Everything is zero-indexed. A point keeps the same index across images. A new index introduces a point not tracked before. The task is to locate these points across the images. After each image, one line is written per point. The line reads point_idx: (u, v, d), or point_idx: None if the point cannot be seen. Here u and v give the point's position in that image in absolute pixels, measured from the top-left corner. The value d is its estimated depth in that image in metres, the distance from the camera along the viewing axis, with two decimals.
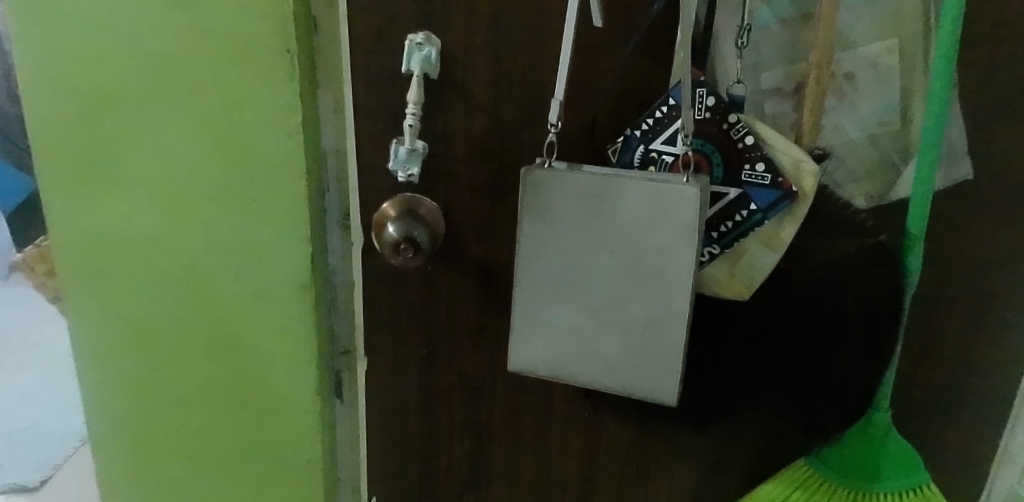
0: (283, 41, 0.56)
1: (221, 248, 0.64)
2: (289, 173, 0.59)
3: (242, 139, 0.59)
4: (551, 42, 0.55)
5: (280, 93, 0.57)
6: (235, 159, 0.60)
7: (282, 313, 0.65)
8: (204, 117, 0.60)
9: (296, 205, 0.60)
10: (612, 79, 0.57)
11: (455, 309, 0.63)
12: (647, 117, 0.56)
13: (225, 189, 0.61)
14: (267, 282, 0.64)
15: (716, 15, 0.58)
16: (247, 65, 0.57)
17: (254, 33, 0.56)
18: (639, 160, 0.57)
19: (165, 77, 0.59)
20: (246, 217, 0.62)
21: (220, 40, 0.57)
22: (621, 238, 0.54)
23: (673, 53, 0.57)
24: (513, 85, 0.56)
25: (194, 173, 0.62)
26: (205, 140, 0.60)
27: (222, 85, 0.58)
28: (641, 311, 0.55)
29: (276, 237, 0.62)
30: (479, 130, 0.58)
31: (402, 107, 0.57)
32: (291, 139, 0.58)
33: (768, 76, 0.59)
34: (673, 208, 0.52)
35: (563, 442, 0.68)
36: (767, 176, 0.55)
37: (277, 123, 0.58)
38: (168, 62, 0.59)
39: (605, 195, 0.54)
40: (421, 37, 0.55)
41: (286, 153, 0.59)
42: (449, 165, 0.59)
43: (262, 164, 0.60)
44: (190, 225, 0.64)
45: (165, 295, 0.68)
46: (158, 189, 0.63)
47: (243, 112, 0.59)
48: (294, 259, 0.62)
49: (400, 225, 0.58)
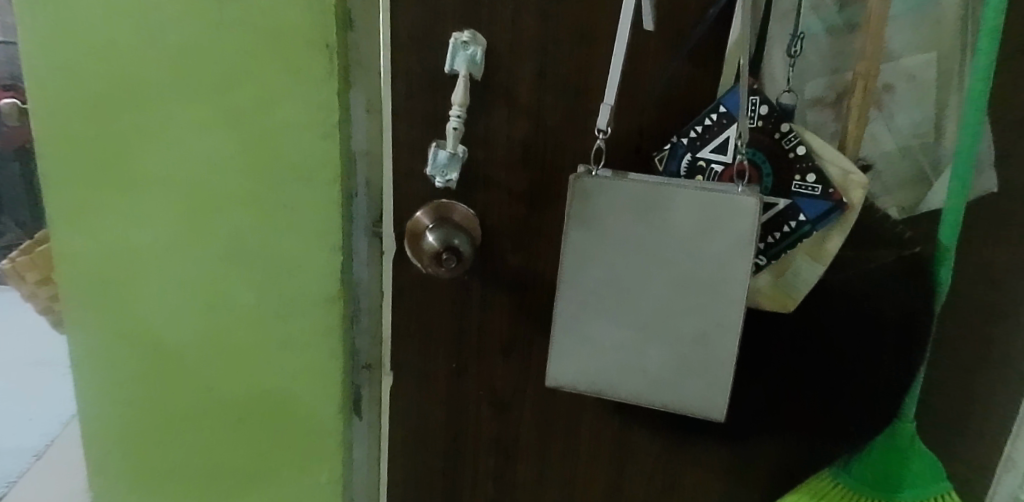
0: (321, 35, 0.52)
1: (243, 257, 0.59)
2: (320, 177, 0.56)
3: (271, 140, 0.55)
4: (603, 45, 0.53)
5: (314, 91, 0.54)
6: (261, 161, 0.56)
7: (306, 327, 0.61)
8: (231, 118, 0.55)
9: (326, 211, 0.56)
10: (660, 85, 0.56)
11: (487, 320, 0.60)
12: (695, 125, 0.55)
13: (250, 193, 0.57)
14: (291, 293, 0.60)
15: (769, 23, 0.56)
16: (280, 60, 0.53)
17: (290, 26, 0.52)
18: (686, 169, 0.55)
19: (188, 72, 0.55)
20: (270, 225, 0.58)
21: (252, 33, 0.53)
22: (671, 249, 0.53)
23: (723, 59, 0.55)
24: (560, 89, 0.54)
25: (217, 176, 0.57)
26: (230, 140, 0.56)
27: (252, 81, 0.54)
28: (691, 324, 0.54)
29: (303, 245, 0.58)
30: (522, 136, 0.55)
31: (443, 109, 0.54)
32: (325, 140, 0.55)
33: (812, 85, 0.58)
34: (728, 218, 0.52)
35: (587, 458, 0.66)
36: (817, 187, 0.54)
37: (311, 124, 0.54)
38: (191, 54, 0.54)
39: (654, 204, 0.53)
40: (467, 35, 0.52)
41: (319, 157, 0.55)
42: (488, 171, 0.56)
43: (291, 168, 0.56)
44: (207, 232, 0.59)
45: (176, 308, 0.63)
46: (172, 192, 0.59)
47: (274, 111, 0.55)
48: (321, 268, 0.58)
49: (439, 233, 0.55)
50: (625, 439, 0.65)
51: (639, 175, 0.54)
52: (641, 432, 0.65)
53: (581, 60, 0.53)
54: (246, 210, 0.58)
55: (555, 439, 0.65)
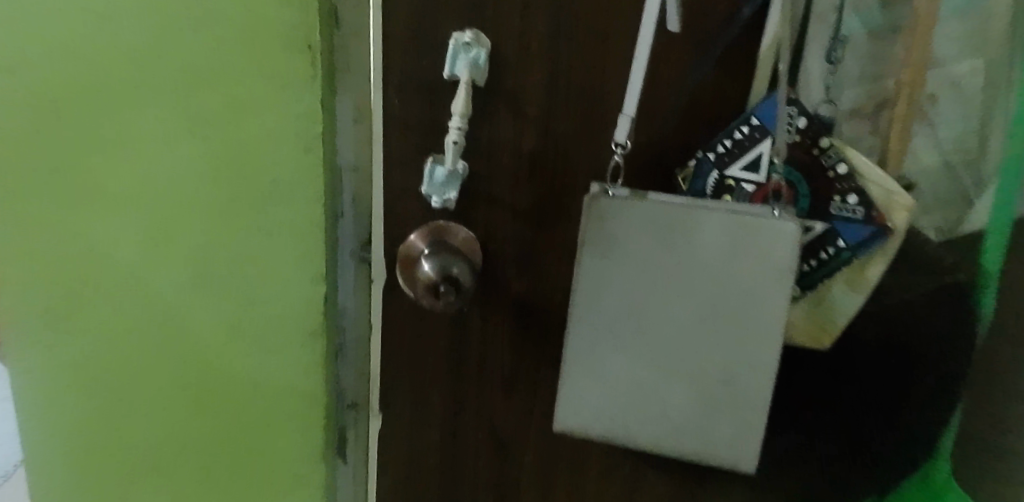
0: (304, 34, 0.46)
1: (215, 283, 0.53)
2: (303, 195, 0.50)
3: (248, 153, 0.50)
4: (624, 49, 0.47)
5: (296, 97, 0.48)
6: (236, 176, 0.50)
7: (286, 360, 0.55)
8: (201, 127, 0.49)
9: (309, 232, 0.51)
10: (686, 94, 0.50)
11: (488, 357, 0.53)
12: (724, 138, 0.49)
13: (223, 211, 0.51)
14: (268, 323, 0.54)
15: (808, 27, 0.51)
16: (257, 63, 0.47)
17: (267, 23, 0.46)
18: (712, 189, 0.49)
19: (153, 74, 0.49)
20: (244, 247, 0.52)
21: (227, 33, 0.47)
22: (697, 279, 0.47)
23: (756, 65, 0.50)
24: (574, 97, 0.48)
25: (187, 193, 0.51)
26: (201, 152, 0.50)
27: (226, 86, 0.48)
28: (719, 363, 0.48)
29: (283, 270, 0.52)
30: (529, 149, 0.49)
31: (441, 120, 0.47)
32: (308, 153, 0.49)
33: (847, 94, 0.52)
34: (763, 247, 0.46)
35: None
36: (859, 209, 0.49)
37: (293, 135, 0.49)
38: (155, 54, 0.48)
39: (679, 228, 0.47)
40: (469, 35, 0.45)
41: (300, 172, 0.50)
42: (491, 188, 0.49)
43: (269, 185, 0.50)
44: (173, 254, 0.53)
45: (139, 336, 0.56)
46: (135, 209, 0.52)
47: (251, 121, 0.49)
48: (303, 294, 0.53)
49: (436, 261, 0.48)
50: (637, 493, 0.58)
51: (660, 195, 0.48)
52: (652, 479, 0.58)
53: (600, 65, 0.47)
54: (219, 231, 0.52)
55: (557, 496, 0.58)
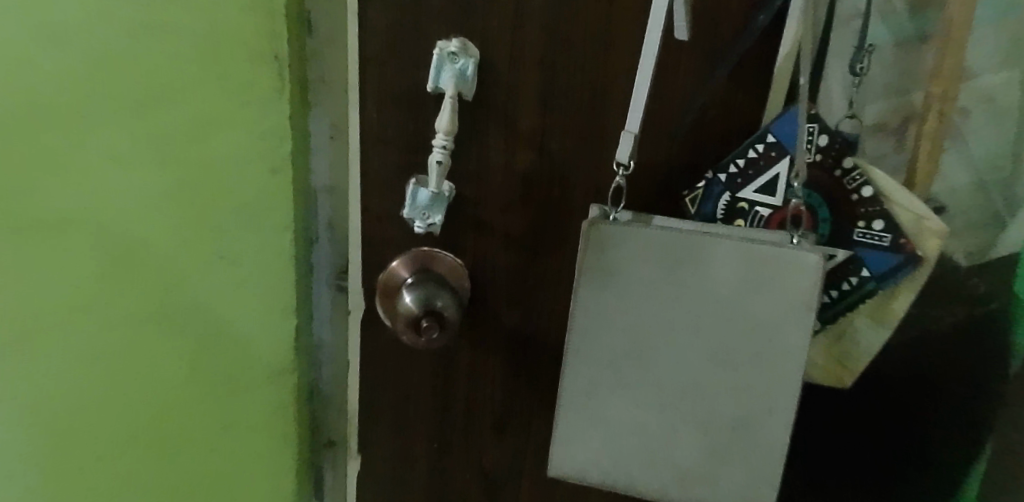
0: (267, 40, 0.39)
1: (160, 332, 0.45)
2: (266, 227, 0.42)
3: (199, 180, 0.41)
4: (627, 59, 0.42)
5: (259, 114, 0.40)
6: (186, 205, 0.42)
7: (251, 411, 0.47)
8: (139, 147, 0.41)
9: (276, 271, 0.43)
10: (693, 109, 0.45)
11: (476, 391, 0.49)
12: (736, 158, 0.45)
13: (170, 248, 0.43)
14: (230, 371, 0.46)
15: (829, 35, 0.46)
16: (211, 74, 0.39)
17: (223, 25, 0.38)
18: (723, 212, 0.45)
19: (80, 86, 0.40)
20: (198, 286, 0.44)
21: (171, 38, 0.39)
22: (707, 316, 0.43)
23: (772, 78, 0.45)
24: (572, 112, 0.43)
25: (121, 224, 0.42)
26: (140, 178, 0.41)
27: (174, 99, 0.40)
28: (731, 407, 0.43)
29: (245, 315, 0.44)
30: (522, 169, 0.44)
31: (425, 137, 0.43)
32: (273, 177, 0.41)
33: (871, 108, 0.47)
34: (780, 281, 0.41)
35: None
36: (885, 236, 0.44)
37: (255, 158, 0.41)
38: (83, 61, 0.39)
39: (687, 260, 0.42)
40: (455, 44, 0.41)
41: (265, 199, 0.42)
42: (480, 211, 0.45)
43: (226, 214, 0.42)
44: (109, 292, 0.44)
45: (64, 393, 0.46)
46: (56, 243, 0.43)
47: (205, 142, 0.41)
48: (270, 341, 0.45)
49: (418, 293, 0.43)
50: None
51: (667, 222, 0.43)
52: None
53: (601, 77, 0.42)
54: (167, 267, 0.43)
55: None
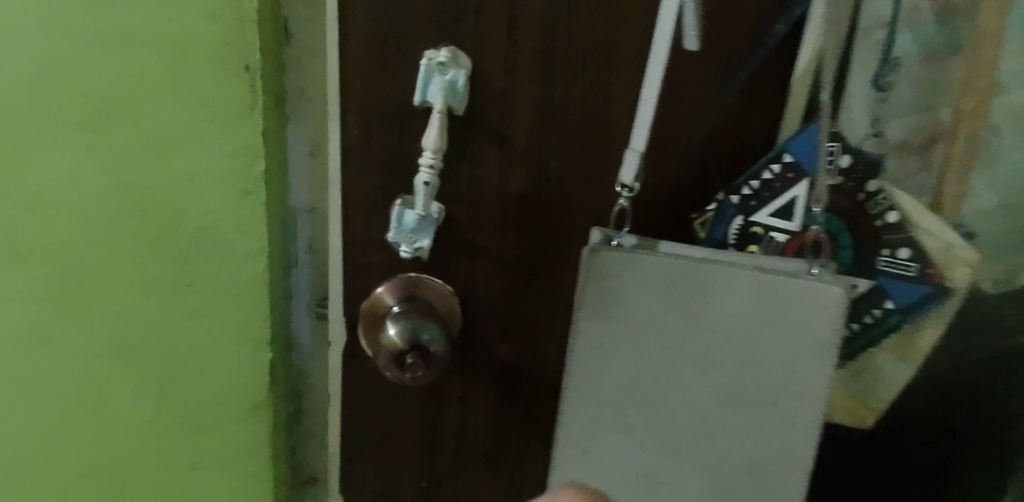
0: (237, 51, 0.35)
1: (122, 367, 0.41)
2: (238, 250, 0.39)
3: (164, 201, 0.38)
4: (631, 73, 0.39)
5: (229, 130, 0.37)
6: (149, 229, 0.38)
7: (222, 449, 0.43)
8: (96, 168, 0.37)
9: (248, 298, 0.40)
10: (704, 124, 0.42)
11: (467, 426, 0.45)
12: (750, 179, 0.41)
13: (131, 275, 0.39)
14: (198, 408, 0.42)
15: (853, 44, 0.42)
16: (175, 87, 0.36)
17: (189, 35, 0.35)
18: (736, 237, 0.42)
19: (27, 102, 0.36)
20: (164, 316, 0.40)
21: (131, 48, 0.35)
22: (717, 352, 0.39)
23: (788, 93, 0.41)
24: (571, 129, 0.40)
25: (76, 252, 0.38)
26: (97, 201, 0.38)
27: (133, 115, 0.36)
28: (744, 452, 0.40)
29: (217, 346, 0.41)
30: (518, 189, 0.41)
31: (410, 154, 0.39)
32: (245, 198, 0.38)
33: (895, 126, 0.42)
34: (799, 316, 0.38)
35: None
36: (912, 265, 0.40)
37: (225, 177, 0.38)
38: (23, 74, 0.35)
39: (696, 290, 0.39)
40: (444, 54, 0.37)
41: (236, 222, 0.39)
42: (472, 234, 0.42)
43: (193, 238, 0.39)
44: (62, 327, 0.40)
45: (14, 436, 0.42)
46: (2, 274, 0.39)
47: (170, 160, 0.37)
48: (242, 374, 0.42)
49: (404, 325, 0.40)
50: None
51: (674, 248, 0.40)
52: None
53: (603, 91, 0.39)
54: (128, 295, 0.40)
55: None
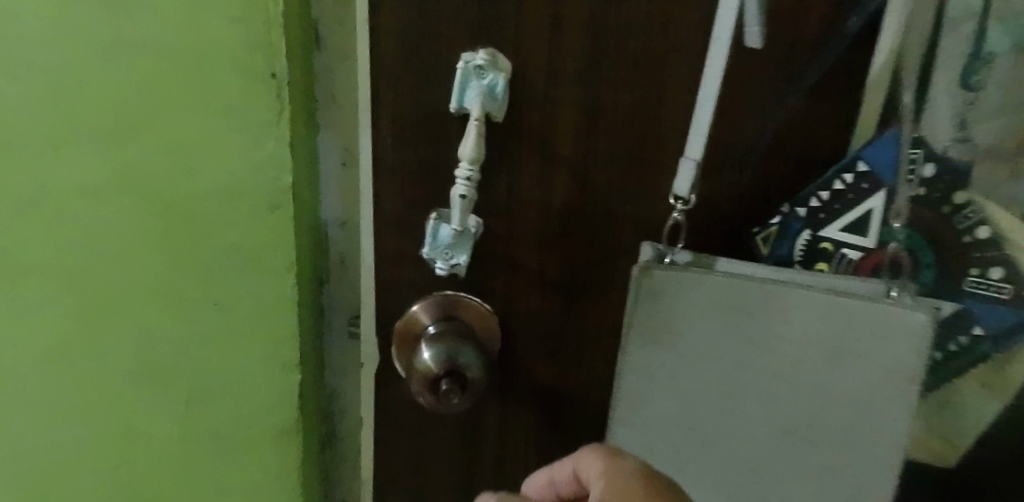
0: (263, 57, 0.33)
1: (150, 386, 0.40)
2: (265, 269, 0.37)
3: (190, 217, 0.36)
4: (686, 75, 0.35)
5: (256, 142, 0.35)
6: (175, 245, 0.37)
7: (250, 472, 0.42)
8: (121, 181, 0.36)
9: (275, 318, 0.38)
10: (769, 130, 0.38)
11: (507, 452, 0.43)
12: (819, 189, 0.37)
13: (157, 293, 0.38)
14: (226, 430, 0.41)
15: (937, 37, 0.36)
16: (199, 97, 0.34)
17: (213, 42, 0.33)
18: (802, 254, 0.38)
19: (51, 113, 0.34)
20: (191, 335, 0.38)
21: (153, 57, 0.33)
22: (783, 381, 0.35)
23: (862, 93, 0.38)
24: (619, 136, 0.37)
25: (101, 268, 0.37)
26: (122, 216, 0.36)
27: (157, 127, 0.35)
28: (808, 494, 0.36)
29: (244, 367, 0.39)
30: (562, 201, 0.38)
31: (446, 166, 0.37)
32: (272, 213, 0.36)
33: (983, 133, 0.36)
34: (874, 345, 0.34)
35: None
36: (1005, 287, 0.36)
37: (252, 191, 0.36)
38: (45, 85, 0.34)
39: (759, 313, 0.35)
40: (482, 56, 0.34)
41: (263, 238, 0.37)
42: (513, 250, 0.39)
43: (220, 255, 0.37)
44: (89, 344, 0.39)
45: (41, 456, 0.41)
46: (29, 290, 0.38)
47: (195, 174, 0.35)
48: (270, 396, 0.40)
49: (438, 350, 0.37)
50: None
51: (735, 265, 0.36)
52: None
53: (655, 96, 0.36)
54: (154, 313, 0.38)
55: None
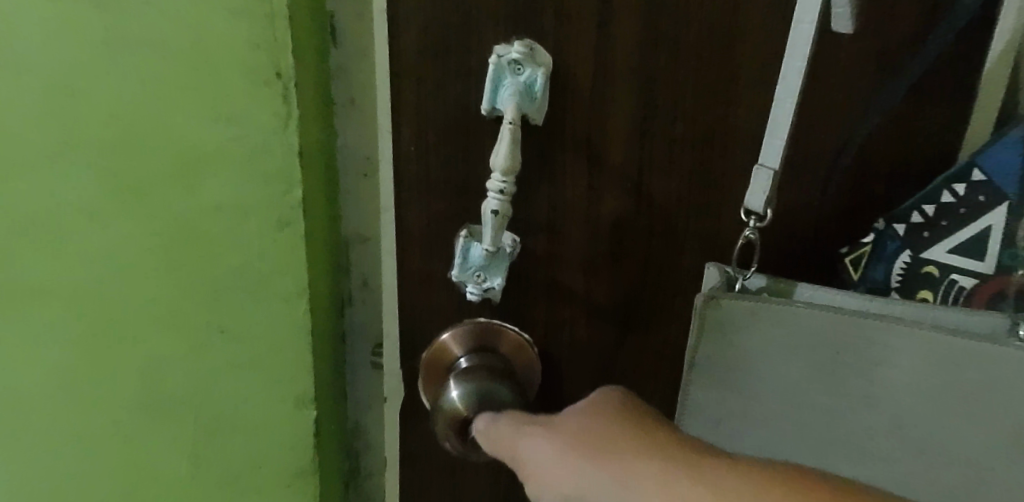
0: (267, 55, 0.29)
1: (154, 421, 0.36)
2: (277, 292, 0.33)
3: (190, 237, 0.32)
4: (758, 67, 0.30)
5: (262, 150, 0.31)
6: (175, 268, 0.33)
7: None
8: (111, 199, 0.32)
9: (288, 346, 0.34)
10: (862, 131, 0.31)
11: None
12: (922, 202, 0.31)
13: (160, 321, 0.34)
14: (238, 468, 0.37)
15: None
16: (196, 102, 0.30)
17: (210, 38, 0.29)
18: (901, 281, 0.32)
19: (26, 125, 0.30)
20: (197, 365, 0.35)
21: (140, 58, 0.29)
22: (872, 440, 0.29)
23: (977, 87, 0.31)
24: (679, 141, 0.31)
25: (94, 295, 0.33)
26: (114, 237, 0.32)
27: (149, 137, 0.31)
28: None
29: (256, 398, 0.36)
30: (611, 216, 0.33)
31: (477, 177, 0.32)
32: (282, 231, 0.32)
33: None
34: (1004, 398, 0.26)
35: (584, 467, 0.23)
36: None
37: (258, 206, 0.32)
38: (21, 95, 0.30)
39: (852, 355, 0.29)
40: (518, 48, 0.29)
41: (273, 259, 0.33)
42: (554, 272, 0.34)
43: (225, 278, 0.33)
44: (85, 379, 0.35)
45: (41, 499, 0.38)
46: (17, 321, 0.34)
47: (195, 189, 0.32)
48: (284, 431, 0.36)
49: (468, 388, 0.32)
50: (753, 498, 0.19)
51: (822, 294, 0.31)
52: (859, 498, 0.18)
53: (721, 93, 0.30)
54: (155, 343, 0.34)
55: (541, 462, 0.25)
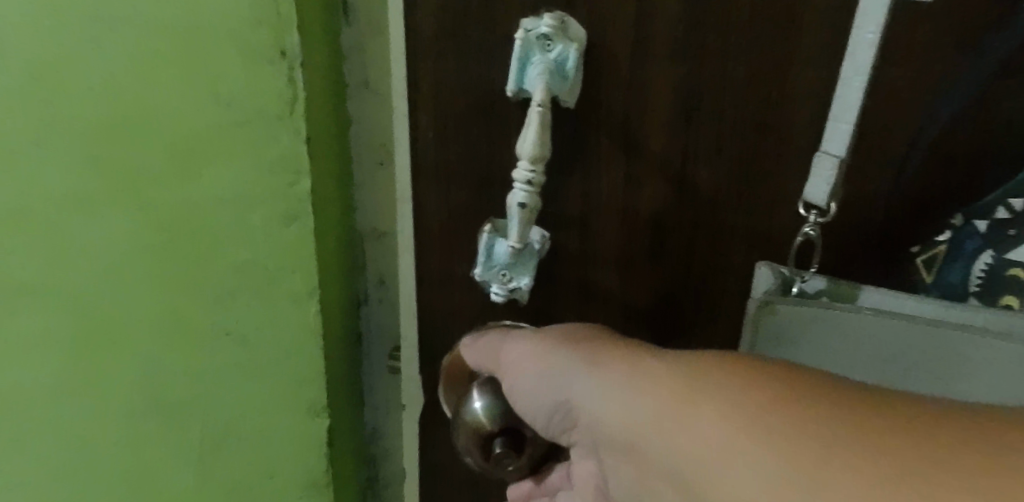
0: (270, 33, 0.26)
1: (161, 425, 0.34)
2: (286, 291, 0.31)
3: (192, 231, 0.30)
4: (825, 42, 0.26)
5: (265, 138, 0.28)
6: (177, 264, 0.31)
7: None
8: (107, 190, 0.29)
9: (298, 349, 0.32)
10: (943, 115, 0.27)
11: None
12: (1010, 196, 0.27)
13: (162, 320, 0.32)
14: (250, 474, 0.35)
15: None
16: (194, 85, 0.27)
17: (206, 14, 0.26)
18: (981, 284, 0.28)
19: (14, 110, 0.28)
20: (203, 366, 0.33)
21: (134, 36, 0.27)
22: None
23: None
24: (729, 125, 0.28)
25: (92, 292, 0.31)
26: (111, 231, 0.30)
27: (145, 123, 0.28)
28: None
29: (267, 402, 0.34)
30: (650, 210, 0.29)
31: (501, 166, 0.29)
32: (288, 227, 0.30)
33: None
34: None
35: (556, 349, 0.25)
36: None
37: (263, 198, 0.29)
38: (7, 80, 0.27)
39: (921, 371, 0.26)
40: (547, 21, 0.26)
41: (279, 256, 0.30)
42: (586, 270, 0.31)
43: (230, 275, 0.31)
44: (87, 383, 0.33)
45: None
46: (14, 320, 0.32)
47: (195, 179, 0.29)
48: (296, 438, 0.34)
49: (493, 397, 0.28)
50: (698, 359, 0.20)
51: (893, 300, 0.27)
52: (804, 381, 0.18)
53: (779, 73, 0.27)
54: (159, 343, 0.32)
55: (522, 354, 0.26)
